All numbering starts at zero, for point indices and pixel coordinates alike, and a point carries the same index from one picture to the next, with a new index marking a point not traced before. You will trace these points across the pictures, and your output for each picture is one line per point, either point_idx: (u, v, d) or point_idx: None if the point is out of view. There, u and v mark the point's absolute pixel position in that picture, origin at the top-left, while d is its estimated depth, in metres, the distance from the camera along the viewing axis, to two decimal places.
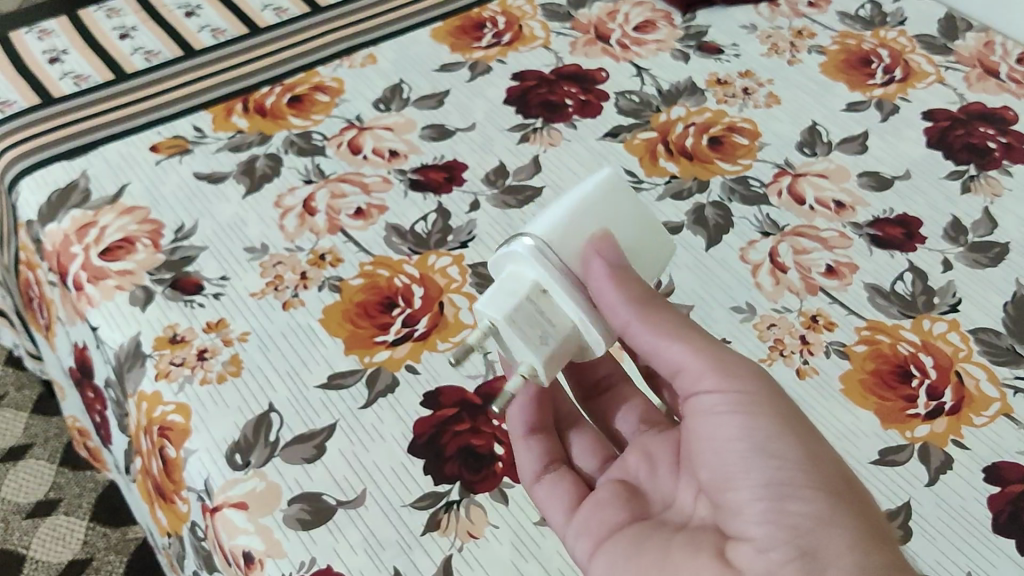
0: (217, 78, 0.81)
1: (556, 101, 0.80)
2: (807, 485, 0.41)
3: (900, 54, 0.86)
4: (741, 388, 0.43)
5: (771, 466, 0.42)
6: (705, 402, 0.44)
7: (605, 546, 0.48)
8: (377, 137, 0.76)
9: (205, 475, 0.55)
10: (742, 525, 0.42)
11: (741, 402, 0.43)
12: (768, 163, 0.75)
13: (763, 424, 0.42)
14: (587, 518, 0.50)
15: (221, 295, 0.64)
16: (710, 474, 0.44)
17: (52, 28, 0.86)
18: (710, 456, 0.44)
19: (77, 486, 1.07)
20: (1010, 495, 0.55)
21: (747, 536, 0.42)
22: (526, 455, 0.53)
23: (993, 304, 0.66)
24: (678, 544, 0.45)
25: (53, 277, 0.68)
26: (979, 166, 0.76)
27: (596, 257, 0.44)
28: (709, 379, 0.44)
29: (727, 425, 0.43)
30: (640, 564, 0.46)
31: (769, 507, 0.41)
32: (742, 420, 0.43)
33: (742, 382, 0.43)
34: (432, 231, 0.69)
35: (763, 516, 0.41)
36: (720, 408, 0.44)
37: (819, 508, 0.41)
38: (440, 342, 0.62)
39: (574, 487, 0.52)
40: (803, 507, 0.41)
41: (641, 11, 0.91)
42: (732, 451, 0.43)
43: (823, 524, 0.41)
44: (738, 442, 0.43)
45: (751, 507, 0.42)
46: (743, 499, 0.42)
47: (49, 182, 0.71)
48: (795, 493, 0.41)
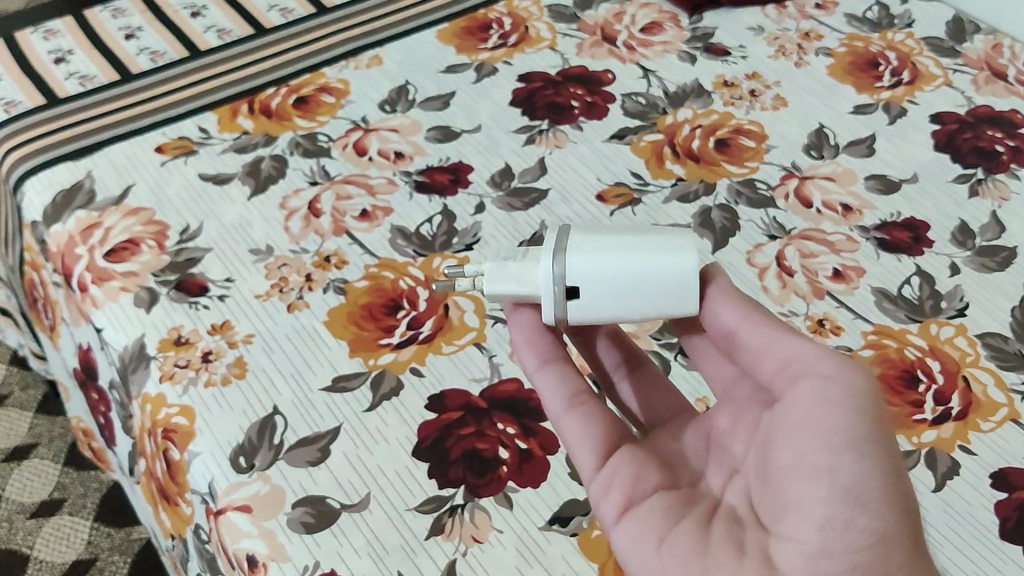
0: (223, 79, 0.81)
1: (562, 103, 0.79)
2: (883, 501, 0.39)
3: (908, 56, 0.86)
4: (852, 380, 0.39)
5: (856, 469, 0.38)
6: (804, 384, 0.40)
7: (638, 513, 0.44)
8: (382, 139, 0.76)
9: (208, 478, 0.55)
10: (800, 523, 0.39)
11: (848, 394, 0.39)
12: (774, 166, 0.74)
13: (864, 425, 0.38)
14: (617, 471, 0.45)
15: (225, 297, 0.63)
16: (787, 455, 0.40)
17: (57, 28, 0.86)
18: (795, 439, 0.39)
19: (82, 486, 1.07)
20: (1017, 502, 0.55)
21: (799, 537, 0.39)
22: (548, 384, 0.47)
23: (1000, 308, 0.65)
24: (719, 537, 0.42)
25: (58, 278, 0.68)
26: (987, 170, 0.75)
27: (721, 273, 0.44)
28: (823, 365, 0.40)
29: (829, 417, 0.38)
30: (676, 548, 0.42)
31: (839, 513, 0.38)
32: (844, 412, 0.38)
33: (853, 375, 0.39)
34: (437, 233, 0.68)
35: (826, 521, 0.39)
36: (826, 396, 0.39)
37: (883, 526, 0.39)
38: (445, 346, 0.61)
39: (607, 431, 0.46)
40: (868, 523, 0.39)
41: (647, 12, 0.91)
42: (814, 441, 0.39)
43: (884, 542, 0.39)
44: (833, 434, 0.38)
45: (817, 507, 0.39)
46: (812, 497, 0.39)
47: (54, 183, 0.71)
48: (869, 507, 0.38)
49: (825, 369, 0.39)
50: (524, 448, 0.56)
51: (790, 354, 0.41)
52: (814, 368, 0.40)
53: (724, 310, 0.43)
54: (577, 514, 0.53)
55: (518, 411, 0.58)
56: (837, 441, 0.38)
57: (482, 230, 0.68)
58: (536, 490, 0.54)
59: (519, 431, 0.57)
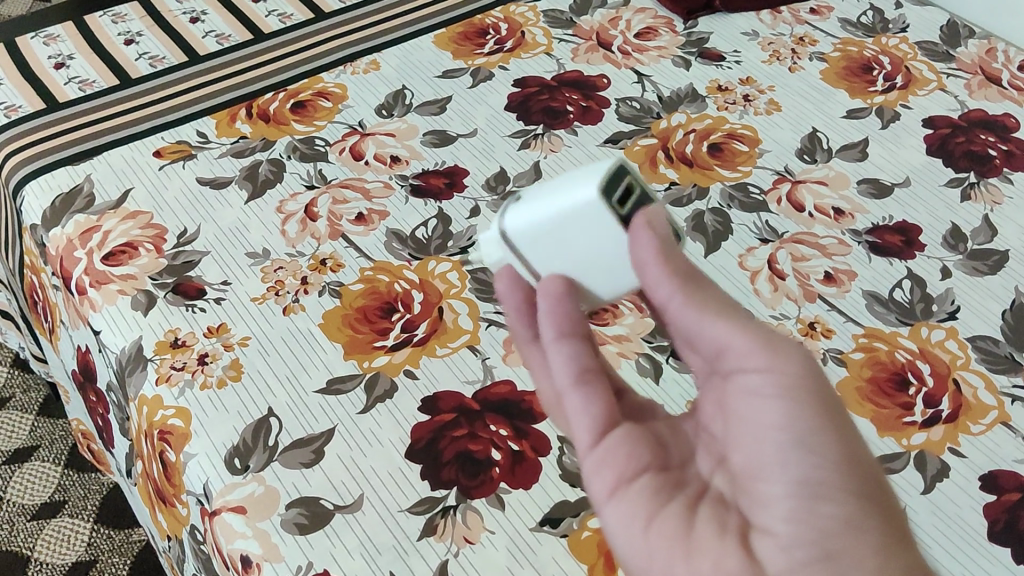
0: (221, 84, 0.81)
1: (557, 108, 0.80)
2: (841, 487, 0.38)
3: (901, 61, 0.86)
4: (786, 370, 0.39)
5: (807, 463, 0.38)
6: (748, 379, 0.40)
7: (626, 494, 0.42)
8: (379, 143, 0.76)
9: (203, 479, 0.56)
10: (767, 518, 0.39)
11: (783, 387, 0.39)
12: (767, 170, 0.75)
13: (807, 415, 0.38)
14: (613, 448, 0.43)
15: (222, 300, 0.64)
16: (743, 458, 0.40)
17: (57, 33, 0.87)
18: (746, 440, 0.40)
19: (82, 487, 1.08)
20: (1006, 504, 0.55)
21: (768, 528, 0.39)
22: (560, 358, 0.43)
23: (991, 312, 0.66)
24: (703, 520, 0.41)
25: (57, 281, 0.69)
26: (979, 174, 0.76)
27: (643, 230, 0.40)
28: (759, 357, 0.40)
29: (768, 411, 0.39)
30: (659, 532, 0.41)
31: (797, 506, 0.38)
32: (785, 407, 0.39)
33: (789, 364, 0.39)
34: (433, 237, 0.69)
35: (789, 514, 0.38)
36: (765, 390, 0.39)
37: (848, 512, 0.38)
38: (439, 348, 0.62)
39: (608, 410, 0.43)
40: (832, 510, 0.38)
41: (642, 18, 0.91)
42: (762, 441, 0.39)
43: (851, 528, 0.38)
44: (779, 430, 0.39)
45: (779, 501, 0.38)
46: (771, 493, 0.39)
47: (53, 186, 0.72)
48: (829, 494, 0.38)
49: (758, 362, 0.40)
50: (516, 450, 0.57)
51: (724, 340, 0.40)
52: (747, 363, 0.40)
53: (659, 281, 0.40)
54: (568, 515, 0.54)
55: (510, 412, 0.59)
56: (784, 437, 0.38)
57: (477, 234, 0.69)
58: (528, 491, 0.55)
59: (511, 432, 0.58)
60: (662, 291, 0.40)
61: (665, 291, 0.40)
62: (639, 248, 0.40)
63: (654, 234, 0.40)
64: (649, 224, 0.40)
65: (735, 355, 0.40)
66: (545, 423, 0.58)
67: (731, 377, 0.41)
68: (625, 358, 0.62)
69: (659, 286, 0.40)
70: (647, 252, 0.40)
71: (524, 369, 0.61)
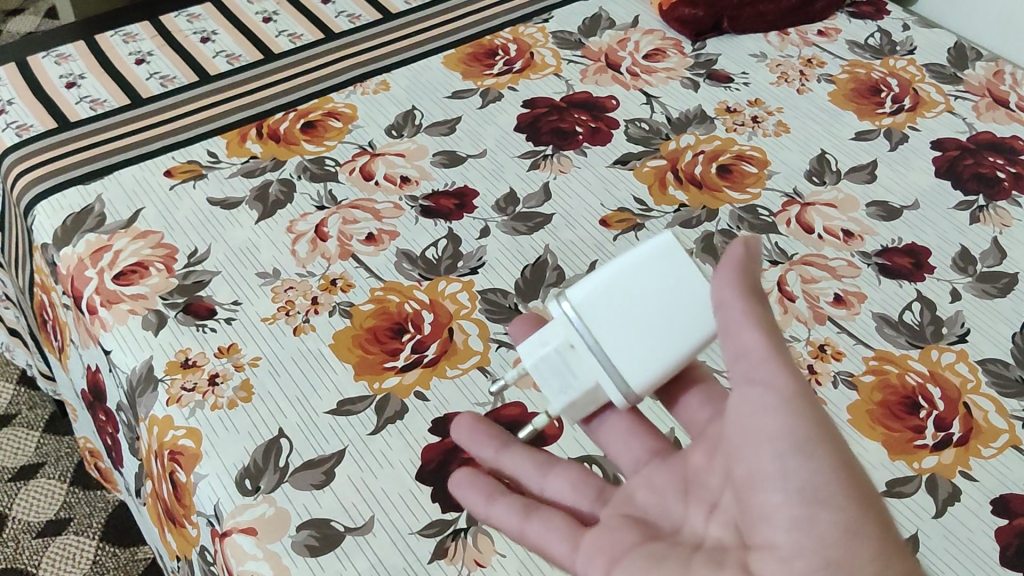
0: (232, 104, 0.82)
1: (566, 129, 0.80)
2: (840, 493, 0.41)
3: (909, 83, 0.86)
4: (785, 386, 0.42)
5: (805, 470, 0.41)
6: (751, 399, 0.43)
7: (621, 564, 0.47)
8: (389, 163, 0.76)
9: (214, 500, 0.55)
10: (768, 531, 0.42)
11: (782, 400, 0.42)
12: (776, 192, 0.75)
13: (803, 425, 0.42)
14: (596, 540, 0.49)
15: (232, 320, 0.64)
16: (745, 469, 0.43)
17: (69, 53, 0.87)
18: (749, 452, 0.43)
19: (88, 505, 1.07)
20: (1018, 528, 0.55)
21: (772, 544, 0.42)
22: (501, 512, 0.51)
23: (1001, 334, 0.66)
24: (699, 561, 0.45)
25: (67, 300, 0.69)
26: (988, 197, 0.76)
27: (739, 243, 0.45)
28: (765, 370, 0.42)
29: (767, 423, 0.42)
30: None
31: (800, 514, 0.41)
32: (782, 418, 0.42)
33: (788, 380, 0.42)
34: (443, 257, 0.69)
35: (790, 522, 0.41)
36: (765, 405, 0.42)
37: (847, 518, 0.40)
38: (449, 369, 0.62)
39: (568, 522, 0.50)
40: (831, 517, 0.40)
41: (651, 39, 0.92)
42: (763, 451, 0.42)
43: (850, 534, 0.40)
44: (776, 441, 0.42)
45: (780, 511, 0.41)
46: (772, 503, 0.42)
47: (65, 206, 0.72)
48: (827, 500, 0.41)
49: (763, 377, 0.42)
50: None
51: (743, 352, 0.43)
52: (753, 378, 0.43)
53: (723, 286, 0.44)
54: None
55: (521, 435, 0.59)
56: (782, 452, 0.42)
57: (488, 257, 0.69)
58: None
59: None
60: (723, 293, 0.44)
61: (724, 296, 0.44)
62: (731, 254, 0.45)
63: (746, 248, 0.45)
64: (744, 243, 0.46)
65: (748, 366, 0.43)
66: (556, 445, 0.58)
67: (736, 394, 0.44)
68: None
69: (721, 289, 0.44)
70: (734, 258, 0.45)
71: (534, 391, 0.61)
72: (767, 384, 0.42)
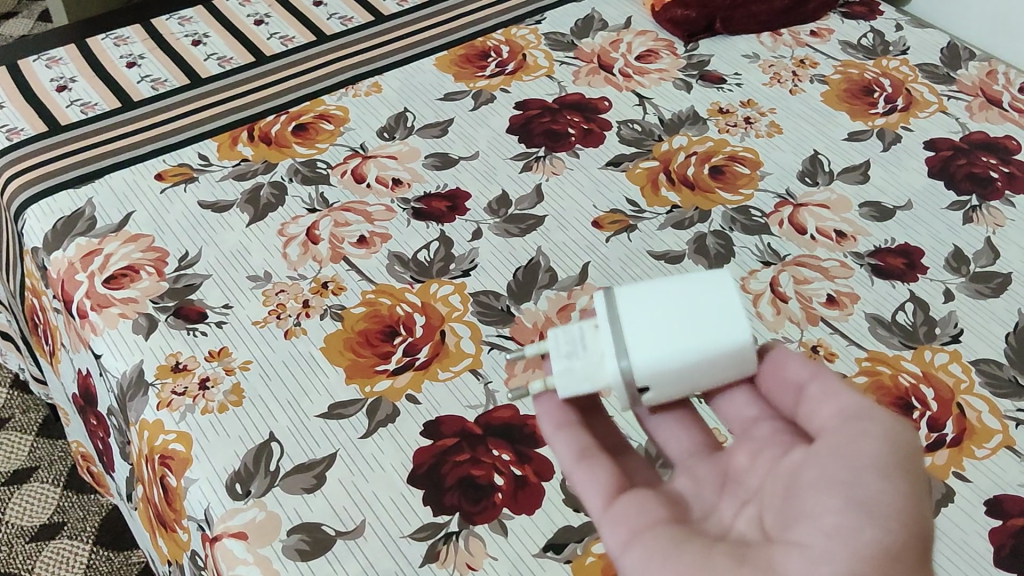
0: (223, 107, 0.81)
1: (559, 130, 0.80)
2: (897, 518, 0.38)
3: (902, 83, 0.86)
4: (886, 426, 0.41)
5: (875, 487, 0.38)
6: (849, 425, 0.41)
7: (641, 540, 0.42)
8: (381, 166, 0.76)
9: (205, 505, 0.55)
10: (807, 532, 0.39)
11: (887, 434, 0.40)
12: (769, 193, 0.75)
13: (891, 452, 0.39)
14: (627, 507, 0.44)
15: (223, 324, 0.64)
16: (813, 476, 0.41)
17: (60, 56, 0.87)
18: (826, 462, 0.41)
19: (81, 509, 1.07)
20: (1012, 529, 0.55)
21: (803, 543, 0.38)
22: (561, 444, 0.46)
23: (994, 335, 0.66)
24: (721, 550, 0.41)
25: (58, 304, 0.68)
26: (982, 197, 0.75)
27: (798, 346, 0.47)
28: (872, 412, 0.42)
29: (860, 442, 0.40)
30: (683, 556, 0.41)
31: (848, 522, 0.38)
32: (878, 444, 0.40)
33: (890, 423, 0.41)
34: (434, 260, 0.69)
35: (834, 527, 0.38)
36: (865, 430, 0.41)
37: (892, 543, 0.37)
38: (441, 372, 0.62)
39: (618, 478, 0.46)
40: (874, 535, 0.37)
41: (643, 40, 0.91)
42: (841, 463, 0.40)
43: (888, 556, 0.37)
44: (860, 457, 0.40)
45: (830, 515, 0.38)
46: (826, 506, 0.39)
47: (55, 210, 0.71)
48: (881, 518, 0.38)
49: (869, 416, 0.42)
50: (518, 475, 0.57)
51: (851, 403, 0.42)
52: (857, 413, 0.42)
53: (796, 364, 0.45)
54: (571, 541, 0.54)
55: (513, 437, 0.59)
56: (853, 467, 0.39)
57: (481, 259, 0.69)
58: (530, 517, 0.55)
59: (514, 457, 0.58)
60: (802, 372, 0.45)
61: (793, 374, 0.45)
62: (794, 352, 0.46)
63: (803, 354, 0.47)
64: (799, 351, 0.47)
65: (849, 409, 0.42)
66: (548, 448, 0.58)
67: (826, 428, 0.43)
68: None
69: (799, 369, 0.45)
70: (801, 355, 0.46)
71: (526, 393, 0.61)
72: (861, 420, 0.41)
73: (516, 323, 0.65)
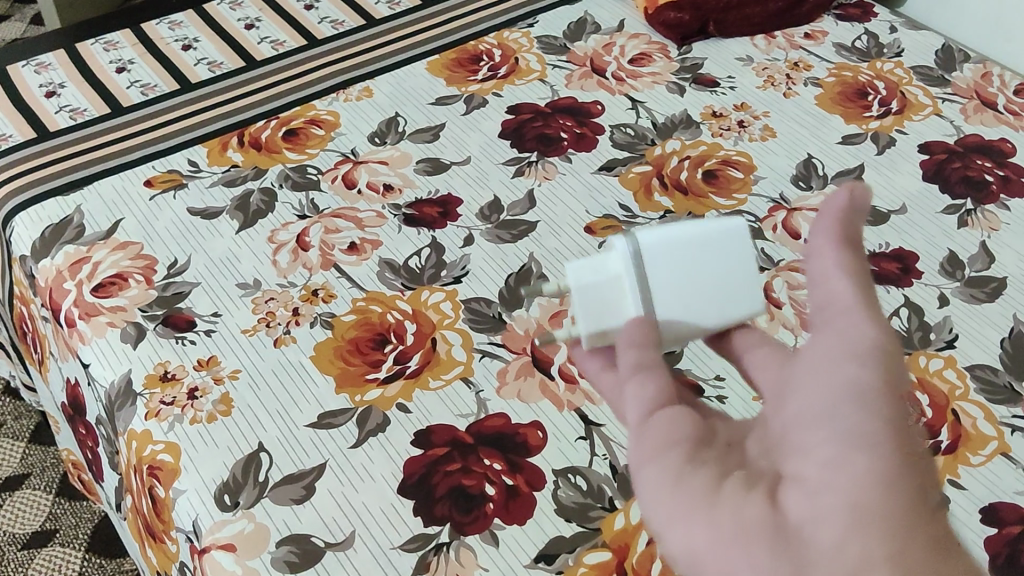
0: (213, 112, 0.81)
1: (551, 135, 0.80)
2: (888, 442, 0.33)
3: (897, 86, 0.86)
4: (869, 333, 0.36)
5: (854, 414, 0.34)
6: (833, 330, 0.37)
7: (660, 458, 0.36)
8: (372, 171, 0.76)
9: (193, 516, 0.55)
10: (800, 466, 0.34)
11: (867, 345, 0.36)
12: (762, 198, 0.74)
13: (870, 369, 0.35)
14: (660, 420, 0.37)
15: (212, 332, 0.63)
16: (798, 402, 0.36)
17: (49, 61, 0.86)
18: (813, 379, 0.36)
19: (74, 516, 1.06)
20: (1008, 537, 0.54)
21: (801, 477, 0.33)
22: (628, 359, 0.40)
23: (989, 340, 0.65)
24: (733, 480, 0.35)
25: (46, 313, 0.68)
26: (976, 201, 0.75)
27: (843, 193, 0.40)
28: (857, 313, 0.37)
29: (840, 362, 0.36)
30: (690, 484, 0.34)
31: (836, 453, 0.33)
32: (851, 362, 0.36)
33: (874, 329, 0.37)
34: (426, 266, 0.68)
35: (825, 462, 0.33)
36: (849, 341, 0.36)
37: (884, 470, 0.32)
38: (432, 380, 0.61)
39: (671, 387, 0.39)
40: (865, 463, 0.32)
41: (637, 43, 0.91)
42: (821, 381, 0.36)
43: (882, 485, 0.32)
44: (838, 374, 0.35)
45: (821, 450, 0.33)
46: (813, 439, 0.34)
47: (43, 217, 0.71)
48: (874, 445, 0.33)
49: (849, 321, 0.37)
50: (509, 485, 0.56)
51: (832, 293, 0.38)
52: (848, 315, 0.37)
53: (827, 254, 0.39)
54: (563, 551, 0.53)
55: (504, 446, 0.58)
56: (867, 386, 0.34)
57: (474, 265, 0.69)
58: (522, 528, 0.54)
59: (505, 467, 0.57)
60: (822, 248, 0.39)
61: (818, 244, 0.39)
62: (830, 207, 0.40)
63: (849, 199, 0.40)
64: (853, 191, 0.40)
65: (834, 309, 0.38)
66: (540, 457, 0.58)
67: (812, 331, 0.38)
68: None
69: (825, 252, 0.39)
70: (835, 213, 0.40)
71: (517, 401, 0.60)
72: (865, 362, 0.35)
73: (508, 331, 0.64)
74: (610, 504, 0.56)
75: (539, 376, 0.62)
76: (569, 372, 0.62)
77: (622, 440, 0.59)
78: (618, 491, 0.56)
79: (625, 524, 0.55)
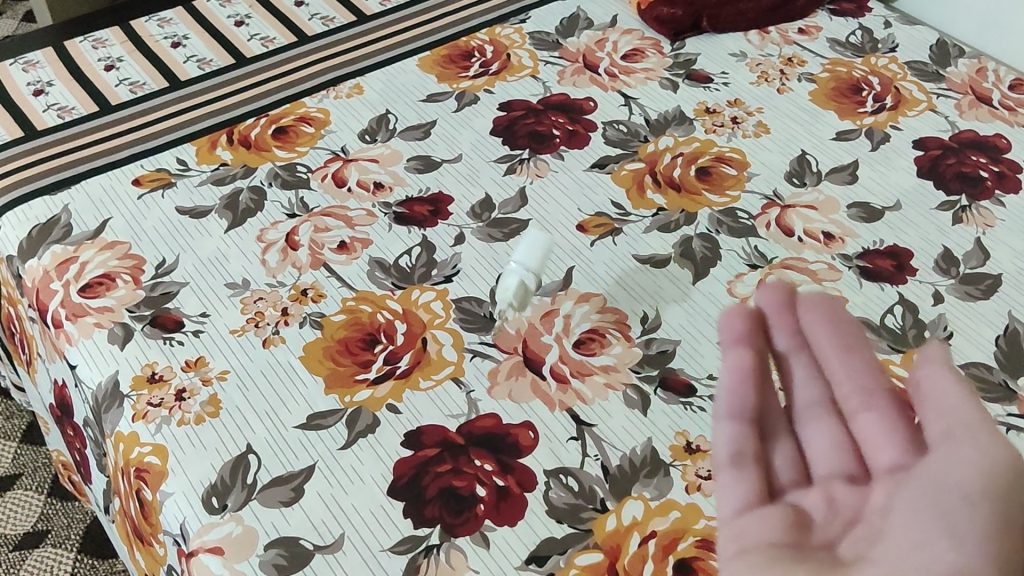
0: (203, 110, 0.80)
1: (543, 132, 0.79)
2: (977, 538, 0.40)
3: (891, 81, 0.85)
4: (997, 453, 0.42)
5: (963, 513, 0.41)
6: (940, 434, 0.44)
7: (749, 515, 0.47)
8: (362, 169, 0.75)
9: (180, 519, 0.54)
10: (885, 549, 0.43)
11: (987, 460, 0.42)
12: (756, 194, 0.74)
13: (985, 474, 0.41)
14: (737, 488, 0.48)
15: (200, 333, 0.63)
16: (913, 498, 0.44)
17: (36, 59, 0.85)
18: (932, 488, 0.43)
19: (65, 516, 1.05)
20: None
21: (877, 560, 0.42)
22: (725, 435, 0.50)
23: (984, 338, 0.65)
24: (806, 550, 0.44)
25: (33, 313, 0.67)
26: (971, 197, 0.74)
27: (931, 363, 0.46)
28: (982, 432, 0.42)
29: (962, 454, 0.42)
30: (765, 552, 0.44)
31: (927, 539, 0.41)
32: (973, 451, 0.42)
33: (1001, 450, 0.42)
34: (416, 265, 0.68)
35: (914, 544, 0.41)
36: (965, 450, 0.42)
37: (960, 559, 0.39)
38: (422, 381, 0.61)
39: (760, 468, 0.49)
40: (945, 553, 0.40)
41: (629, 39, 0.90)
42: (940, 491, 0.42)
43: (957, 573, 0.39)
44: (956, 480, 0.42)
45: (909, 535, 0.42)
46: (907, 528, 0.42)
47: (30, 217, 0.70)
48: (959, 538, 0.40)
49: (978, 438, 0.42)
50: (501, 486, 0.56)
51: (960, 413, 0.43)
52: (976, 437, 0.42)
53: (941, 377, 0.45)
54: (554, 553, 0.53)
55: (495, 447, 0.58)
56: (981, 491, 0.41)
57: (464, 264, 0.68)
58: (513, 529, 0.54)
59: (496, 467, 0.57)
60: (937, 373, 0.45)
61: (928, 373, 0.45)
62: (932, 369, 0.45)
63: (940, 364, 0.45)
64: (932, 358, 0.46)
65: (960, 418, 0.43)
66: (531, 457, 0.57)
67: (932, 450, 0.44)
68: (613, 390, 0.61)
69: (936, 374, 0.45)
70: (937, 370, 0.45)
71: (508, 401, 0.60)
72: (987, 495, 0.41)
73: (499, 330, 0.64)
74: (601, 505, 0.55)
75: (530, 376, 0.61)
76: (561, 371, 0.62)
77: (613, 440, 0.58)
78: (609, 492, 0.56)
79: (617, 525, 0.54)
